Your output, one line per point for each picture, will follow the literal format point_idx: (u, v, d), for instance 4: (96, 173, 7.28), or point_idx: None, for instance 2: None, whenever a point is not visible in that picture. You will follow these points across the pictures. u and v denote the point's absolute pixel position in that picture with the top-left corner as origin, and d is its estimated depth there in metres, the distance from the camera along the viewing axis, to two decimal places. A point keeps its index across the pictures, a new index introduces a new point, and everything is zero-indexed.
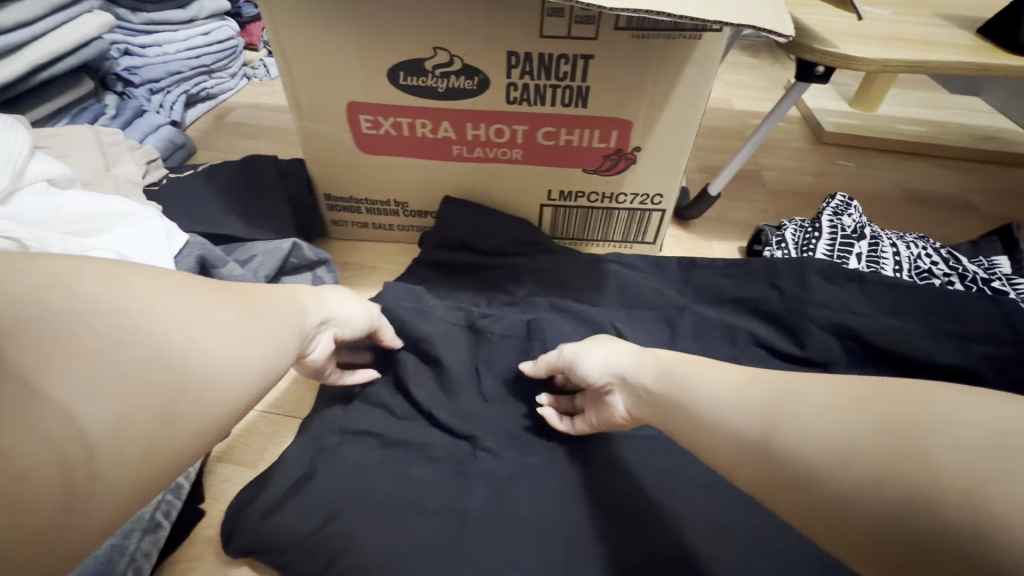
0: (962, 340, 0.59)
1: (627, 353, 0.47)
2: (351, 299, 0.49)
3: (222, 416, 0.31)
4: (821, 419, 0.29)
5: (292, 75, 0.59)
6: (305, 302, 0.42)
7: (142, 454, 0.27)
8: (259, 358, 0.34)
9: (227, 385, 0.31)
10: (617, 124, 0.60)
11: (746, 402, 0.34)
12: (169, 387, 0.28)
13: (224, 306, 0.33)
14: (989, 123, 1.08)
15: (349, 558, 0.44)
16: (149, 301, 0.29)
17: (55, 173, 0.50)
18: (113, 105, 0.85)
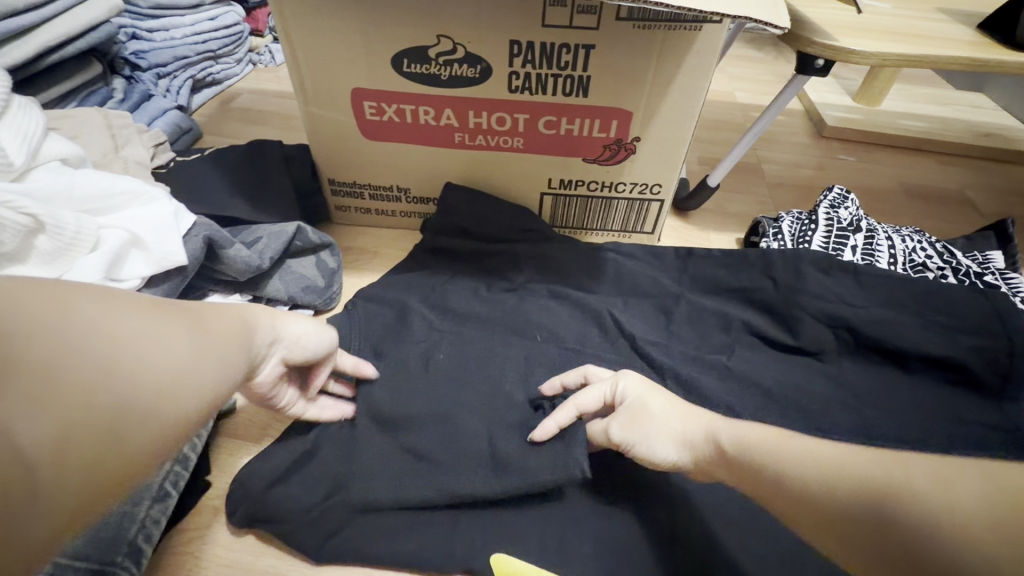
0: (953, 332, 0.60)
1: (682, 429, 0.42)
2: (305, 320, 0.46)
3: (172, 436, 0.29)
4: (938, 498, 0.27)
5: (297, 60, 0.60)
6: (252, 321, 0.40)
7: (80, 475, 0.24)
8: (210, 374, 0.32)
9: (176, 401, 0.29)
10: (616, 114, 0.61)
11: (829, 474, 0.31)
12: (112, 403, 0.26)
13: (166, 322, 0.31)
14: (990, 119, 1.08)
15: (354, 527, 0.47)
16: (82, 314, 0.27)
17: (67, 153, 0.52)
18: (121, 89, 0.86)
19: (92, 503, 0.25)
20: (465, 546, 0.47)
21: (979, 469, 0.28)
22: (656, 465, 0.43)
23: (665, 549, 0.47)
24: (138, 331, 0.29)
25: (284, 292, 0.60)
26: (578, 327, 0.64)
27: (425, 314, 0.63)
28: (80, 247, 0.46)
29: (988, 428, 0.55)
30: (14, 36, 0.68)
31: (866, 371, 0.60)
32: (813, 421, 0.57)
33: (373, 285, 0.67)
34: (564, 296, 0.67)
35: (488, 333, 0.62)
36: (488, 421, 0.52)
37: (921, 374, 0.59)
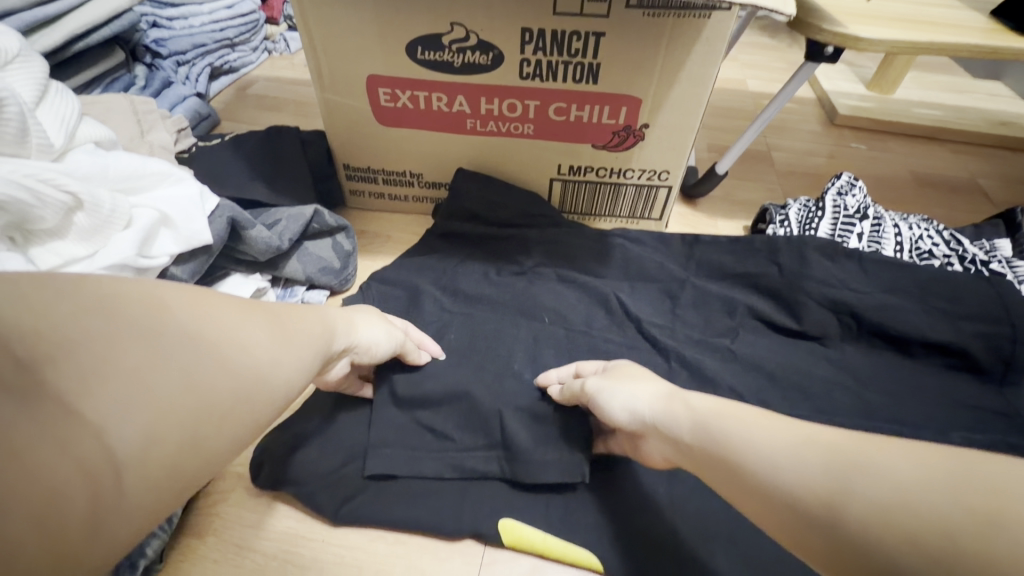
0: (956, 318, 0.61)
1: (644, 391, 0.45)
2: (376, 325, 0.48)
3: (242, 435, 0.32)
4: (898, 494, 0.27)
5: (315, 48, 0.61)
6: (332, 324, 0.42)
7: (163, 472, 0.27)
8: (284, 377, 0.34)
9: (248, 403, 0.31)
10: (626, 101, 0.62)
11: (782, 447, 0.33)
12: (194, 406, 0.28)
13: (253, 326, 0.33)
14: (1006, 108, 1.07)
15: (369, 494, 0.50)
16: (183, 317, 0.30)
17: (100, 136, 0.54)
18: (142, 76, 0.88)
19: (171, 493, 0.28)
20: (473, 511, 0.50)
21: (956, 459, 0.28)
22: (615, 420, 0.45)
23: (665, 519, 0.49)
24: (231, 336, 0.31)
25: (302, 272, 0.63)
26: (586, 310, 0.66)
27: (436, 296, 0.65)
28: (115, 225, 0.48)
29: (988, 412, 0.56)
30: (43, 24, 0.71)
31: (869, 356, 0.61)
32: (814, 403, 0.58)
33: (386, 268, 0.69)
34: (571, 280, 0.68)
35: (498, 314, 0.65)
36: (503, 402, 0.53)
37: (924, 359, 0.60)
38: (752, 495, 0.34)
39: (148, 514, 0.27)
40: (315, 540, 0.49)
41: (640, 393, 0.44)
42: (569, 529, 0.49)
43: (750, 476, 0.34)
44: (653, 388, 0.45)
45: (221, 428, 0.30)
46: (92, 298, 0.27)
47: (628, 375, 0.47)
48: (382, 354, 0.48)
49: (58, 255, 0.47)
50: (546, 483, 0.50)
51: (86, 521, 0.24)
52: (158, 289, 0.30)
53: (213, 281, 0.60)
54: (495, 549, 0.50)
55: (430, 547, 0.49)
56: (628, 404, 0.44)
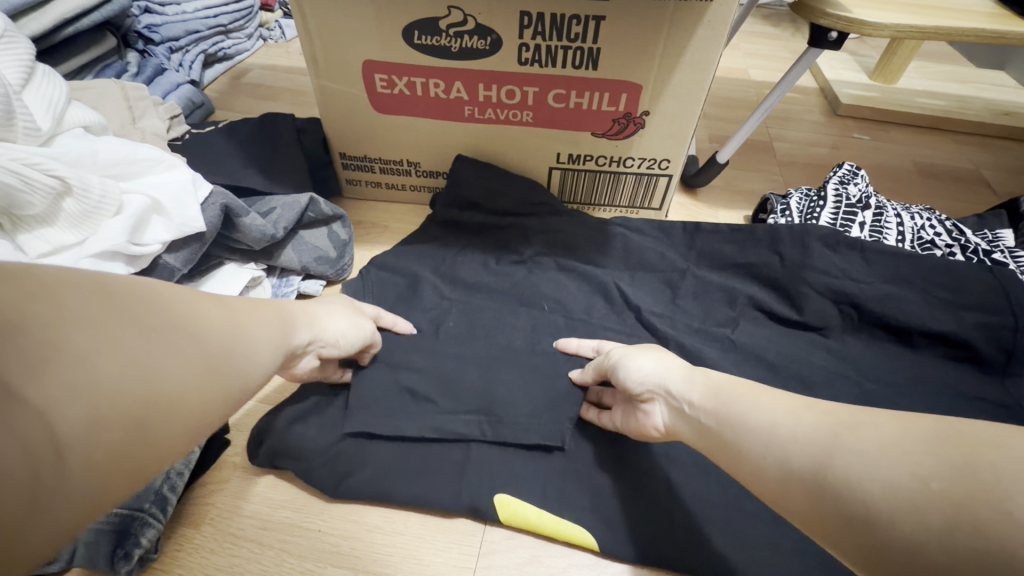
0: (957, 308, 0.60)
1: (666, 360, 0.46)
2: (342, 320, 0.48)
3: (197, 427, 0.30)
4: (881, 450, 0.27)
5: (310, 33, 0.60)
6: (296, 317, 0.42)
7: (110, 461, 0.25)
8: (240, 370, 0.33)
9: (203, 393, 0.30)
10: (626, 87, 0.61)
11: (787, 431, 0.33)
12: (147, 393, 0.27)
13: (210, 317, 0.32)
14: (1012, 98, 1.06)
15: (370, 471, 0.50)
16: (140, 304, 0.29)
17: (89, 121, 0.53)
18: (135, 63, 0.86)
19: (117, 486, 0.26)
20: (470, 503, 0.49)
21: (935, 421, 0.28)
22: (633, 384, 0.45)
23: (665, 509, 0.48)
24: (186, 325, 0.30)
25: (297, 262, 0.62)
26: (586, 298, 0.65)
27: (434, 288, 0.65)
28: (105, 211, 0.47)
29: (986, 402, 0.56)
30: (31, 8, 0.69)
31: (869, 346, 0.61)
32: (814, 392, 0.58)
33: (385, 255, 0.68)
34: (571, 269, 0.67)
35: (497, 302, 0.64)
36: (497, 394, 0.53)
37: (925, 349, 0.60)
38: (750, 468, 0.34)
39: (91, 507, 0.25)
40: (311, 530, 0.49)
41: (662, 360, 0.46)
42: (568, 518, 0.49)
43: (749, 446, 0.35)
44: (676, 361, 0.46)
45: (176, 416, 0.28)
46: (35, 282, 0.25)
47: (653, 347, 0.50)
48: (352, 347, 0.48)
49: (47, 241, 0.46)
50: (527, 443, 0.52)
51: (25, 510, 0.22)
52: (103, 279, 0.29)
53: (207, 271, 0.59)
54: (494, 534, 0.49)
55: (427, 535, 0.49)
56: (647, 368, 0.45)
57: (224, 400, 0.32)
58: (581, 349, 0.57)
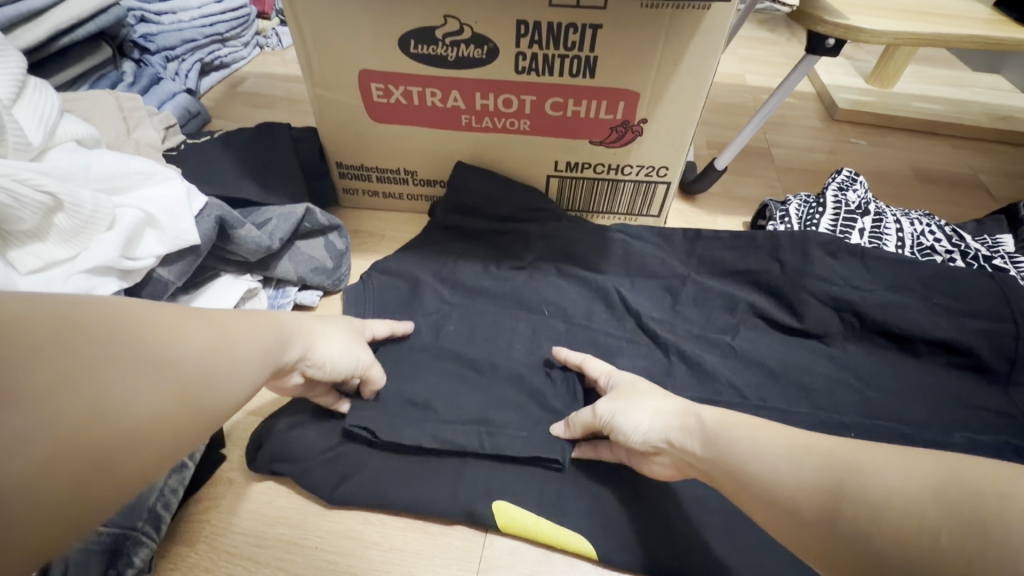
0: (959, 315, 0.60)
1: (659, 409, 0.44)
2: (337, 335, 0.47)
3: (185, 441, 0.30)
4: (886, 491, 0.27)
5: (305, 43, 0.60)
6: (290, 333, 0.41)
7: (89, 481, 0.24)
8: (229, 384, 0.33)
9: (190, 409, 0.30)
10: (623, 95, 0.61)
11: (792, 462, 0.33)
12: (128, 412, 0.26)
13: (199, 330, 0.32)
14: (1009, 102, 1.06)
15: (366, 477, 0.49)
16: (127, 321, 0.29)
17: (82, 134, 0.53)
18: (130, 72, 0.86)
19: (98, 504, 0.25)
20: (470, 517, 0.48)
21: (940, 460, 0.28)
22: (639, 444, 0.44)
23: (668, 523, 0.47)
24: (173, 339, 0.30)
25: (293, 273, 0.62)
26: (586, 305, 0.65)
27: (432, 296, 0.64)
28: (97, 226, 0.47)
29: (990, 411, 0.55)
30: (25, 19, 0.69)
31: (872, 354, 0.60)
32: (815, 400, 0.57)
33: (383, 261, 0.68)
34: (571, 275, 0.67)
35: (497, 307, 0.64)
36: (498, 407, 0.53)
37: (927, 357, 0.59)
38: (756, 497, 0.34)
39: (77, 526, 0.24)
40: (307, 548, 0.48)
41: (655, 412, 0.44)
42: (570, 533, 0.48)
43: (756, 479, 0.34)
44: (671, 406, 0.44)
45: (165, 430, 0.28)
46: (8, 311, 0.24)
47: (640, 387, 0.48)
48: (342, 368, 0.47)
49: (39, 257, 0.45)
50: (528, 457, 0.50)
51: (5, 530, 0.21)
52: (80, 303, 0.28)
53: (202, 282, 0.58)
54: (495, 550, 0.48)
55: (426, 550, 0.48)
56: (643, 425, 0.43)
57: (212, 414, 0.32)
58: (570, 360, 0.55)
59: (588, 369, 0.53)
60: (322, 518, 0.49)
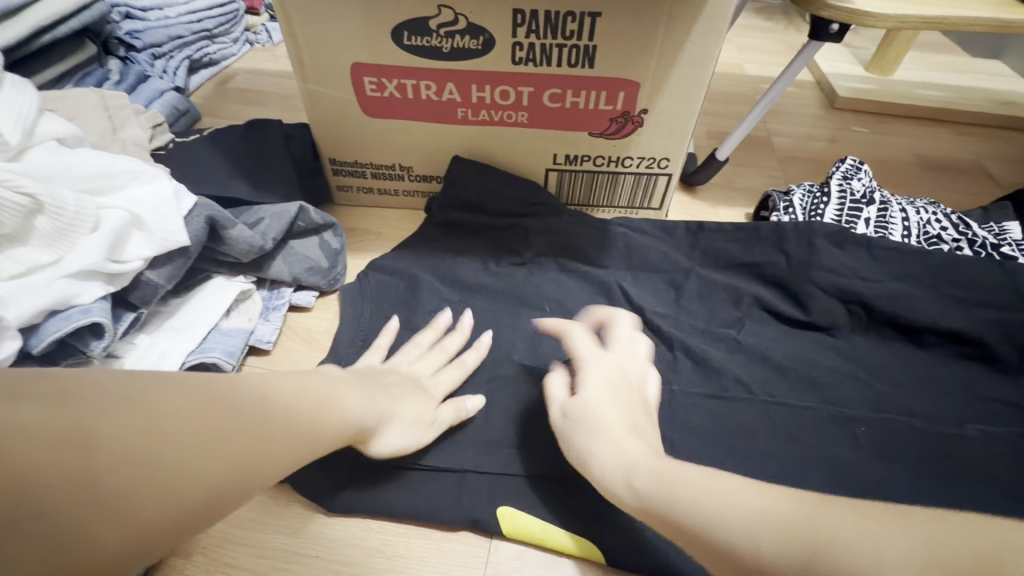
0: (968, 304, 0.59)
1: (621, 440, 0.42)
2: (401, 396, 0.47)
3: (196, 497, 0.27)
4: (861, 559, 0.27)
5: (295, 36, 0.58)
6: (353, 395, 0.41)
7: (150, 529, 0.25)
8: (253, 430, 0.30)
9: (198, 452, 0.27)
10: (624, 85, 0.59)
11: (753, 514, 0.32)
12: (192, 471, 0.26)
13: (241, 387, 0.32)
14: (1010, 87, 1.05)
15: (366, 482, 0.48)
16: (207, 384, 0.30)
17: (64, 133, 0.51)
18: (116, 70, 0.84)
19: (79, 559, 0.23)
20: (475, 522, 0.47)
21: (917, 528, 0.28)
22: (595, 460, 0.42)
23: None
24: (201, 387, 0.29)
25: (288, 273, 0.61)
26: (588, 300, 0.64)
27: (429, 295, 0.63)
28: (81, 227, 0.45)
29: (1003, 403, 0.54)
30: (3, 16, 0.66)
31: (880, 346, 0.59)
32: (824, 395, 0.56)
33: (379, 259, 0.66)
34: (572, 271, 0.66)
35: (497, 304, 0.63)
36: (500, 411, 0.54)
37: (936, 348, 0.58)
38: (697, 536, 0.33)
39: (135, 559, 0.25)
40: (307, 557, 0.46)
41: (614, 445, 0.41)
42: (576, 536, 0.46)
43: (707, 530, 0.32)
44: (637, 448, 0.41)
45: (161, 473, 0.25)
46: (100, 380, 0.26)
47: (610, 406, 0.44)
48: (388, 454, 0.45)
49: (20, 262, 0.44)
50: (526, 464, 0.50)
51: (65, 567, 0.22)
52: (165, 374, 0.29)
53: (194, 285, 0.57)
54: (501, 555, 0.47)
55: (429, 557, 0.47)
56: (596, 459, 0.41)
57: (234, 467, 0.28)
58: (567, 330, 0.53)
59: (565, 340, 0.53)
60: (321, 526, 0.48)
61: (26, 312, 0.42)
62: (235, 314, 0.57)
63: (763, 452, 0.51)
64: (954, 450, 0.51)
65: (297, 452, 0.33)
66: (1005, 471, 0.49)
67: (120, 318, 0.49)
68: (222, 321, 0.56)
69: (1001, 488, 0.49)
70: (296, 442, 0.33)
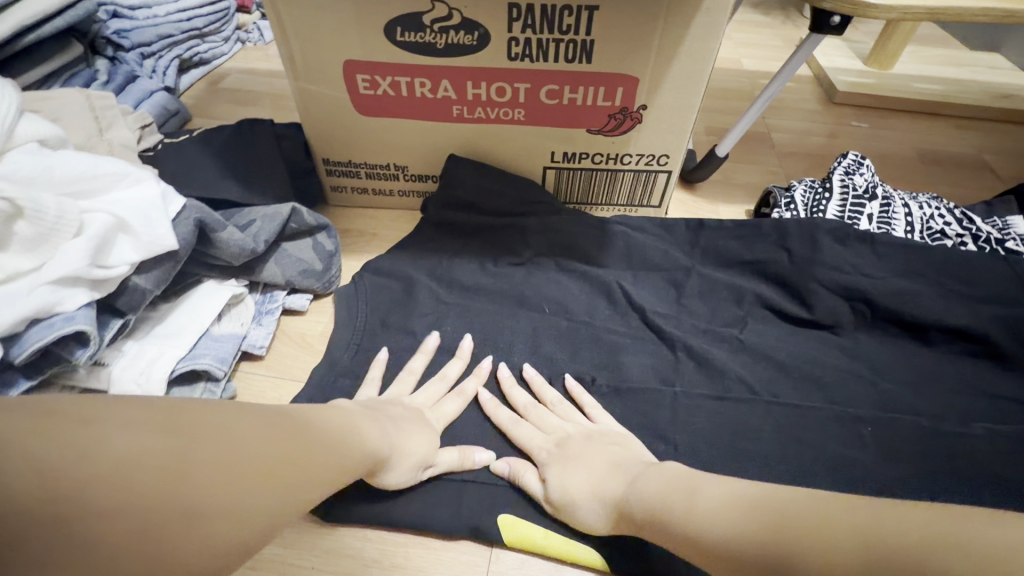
0: (974, 301, 0.58)
1: (608, 484, 0.43)
2: (405, 424, 0.46)
3: (253, 524, 0.28)
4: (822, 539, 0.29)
5: (286, 33, 0.57)
6: (364, 429, 0.41)
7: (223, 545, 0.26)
8: (299, 460, 0.32)
9: (264, 480, 0.29)
10: (622, 81, 0.58)
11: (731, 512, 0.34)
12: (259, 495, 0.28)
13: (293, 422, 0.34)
14: (1010, 79, 1.04)
15: (363, 491, 0.47)
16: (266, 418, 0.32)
17: (45, 134, 0.49)
18: (104, 70, 0.82)
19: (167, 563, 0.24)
20: (475, 530, 0.46)
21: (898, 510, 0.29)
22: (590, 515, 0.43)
23: None
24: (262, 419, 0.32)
25: (281, 276, 0.59)
26: (588, 300, 0.62)
27: (425, 297, 0.62)
28: (64, 232, 0.44)
29: (1010, 401, 0.53)
30: None
31: (885, 345, 0.58)
32: (829, 394, 0.55)
33: (374, 261, 0.65)
34: (572, 270, 0.64)
35: (495, 305, 0.62)
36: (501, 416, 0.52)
37: (941, 346, 0.57)
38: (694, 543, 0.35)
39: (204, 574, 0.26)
40: (304, 569, 0.45)
41: (594, 496, 0.43)
42: (579, 544, 0.45)
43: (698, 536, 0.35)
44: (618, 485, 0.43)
45: (231, 498, 0.27)
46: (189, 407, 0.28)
47: (576, 464, 0.46)
48: (396, 487, 0.45)
49: None
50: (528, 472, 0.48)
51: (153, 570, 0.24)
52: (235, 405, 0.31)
53: (184, 291, 0.55)
54: (502, 564, 0.46)
55: (429, 567, 0.45)
56: (588, 505, 0.43)
57: (281, 498, 0.30)
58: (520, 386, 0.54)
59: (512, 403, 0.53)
60: (317, 536, 0.47)
61: (6, 321, 0.40)
62: (227, 319, 0.56)
63: (769, 455, 0.50)
64: (963, 450, 0.50)
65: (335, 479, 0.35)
66: (1015, 471, 0.49)
67: (106, 325, 0.47)
68: (213, 326, 0.55)
69: (1010, 488, 0.48)
70: (335, 469, 0.35)
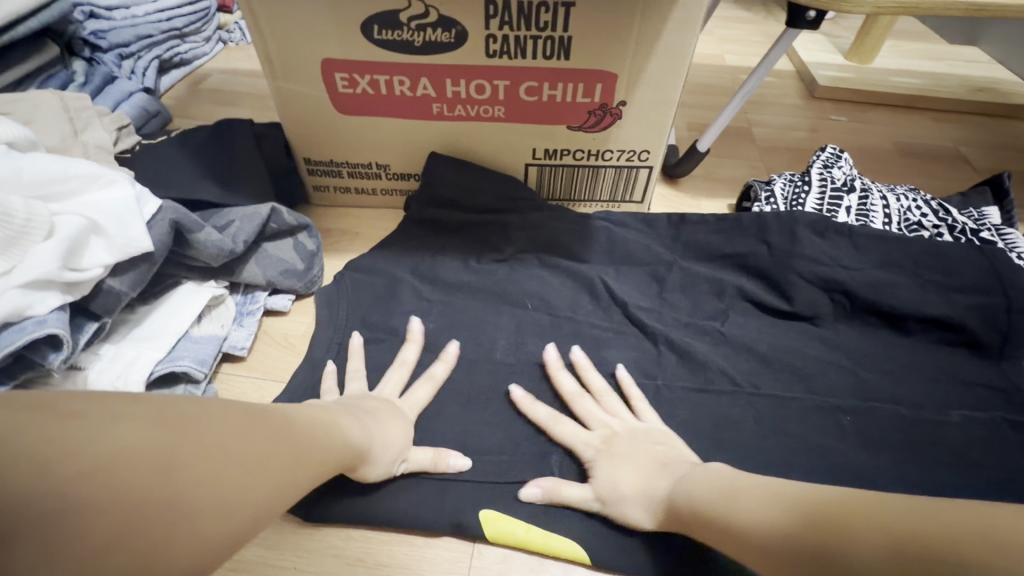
0: (950, 291, 0.59)
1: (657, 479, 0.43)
2: (383, 420, 0.46)
3: (239, 516, 0.27)
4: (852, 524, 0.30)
5: (262, 32, 0.56)
6: (343, 424, 0.41)
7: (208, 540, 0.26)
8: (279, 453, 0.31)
9: (249, 473, 0.29)
10: (601, 77, 0.58)
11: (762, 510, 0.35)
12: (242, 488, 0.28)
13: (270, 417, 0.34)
14: (986, 73, 1.05)
15: (344, 490, 0.47)
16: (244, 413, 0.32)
17: (14, 136, 0.49)
18: (81, 72, 0.81)
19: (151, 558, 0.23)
20: (458, 525, 0.46)
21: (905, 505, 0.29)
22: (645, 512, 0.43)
23: None
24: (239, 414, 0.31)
25: (262, 276, 0.59)
26: (571, 295, 0.63)
27: (409, 295, 0.62)
28: (33, 235, 0.43)
29: (984, 388, 0.55)
30: None
31: (863, 335, 0.59)
32: (809, 384, 0.55)
33: (357, 261, 0.65)
34: (555, 266, 0.65)
35: (478, 302, 0.62)
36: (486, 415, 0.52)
37: (918, 335, 0.58)
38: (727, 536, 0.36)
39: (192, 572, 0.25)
40: (286, 569, 0.45)
41: (646, 495, 0.43)
42: (563, 538, 0.46)
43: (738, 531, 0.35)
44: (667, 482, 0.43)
45: (216, 493, 0.26)
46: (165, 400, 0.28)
47: (625, 463, 0.46)
48: (375, 480, 0.45)
49: None
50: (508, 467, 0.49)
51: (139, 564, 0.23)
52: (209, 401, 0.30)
53: (163, 293, 0.55)
54: (484, 559, 0.46)
55: (412, 564, 0.45)
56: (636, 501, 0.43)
57: (266, 490, 0.30)
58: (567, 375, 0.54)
59: (561, 389, 0.54)
60: (299, 535, 0.47)
61: None
62: (207, 321, 0.56)
63: (750, 445, 0.51)
64: (938, 437, 0.51)
65: (316, 476, 0.35)
66: (989, 456, 0.50)
67: (81, 327, 0.47)
68: (193, 328, 0.54)
69: (985, 473, 0.49)
70: (316, 464, 0.35)
